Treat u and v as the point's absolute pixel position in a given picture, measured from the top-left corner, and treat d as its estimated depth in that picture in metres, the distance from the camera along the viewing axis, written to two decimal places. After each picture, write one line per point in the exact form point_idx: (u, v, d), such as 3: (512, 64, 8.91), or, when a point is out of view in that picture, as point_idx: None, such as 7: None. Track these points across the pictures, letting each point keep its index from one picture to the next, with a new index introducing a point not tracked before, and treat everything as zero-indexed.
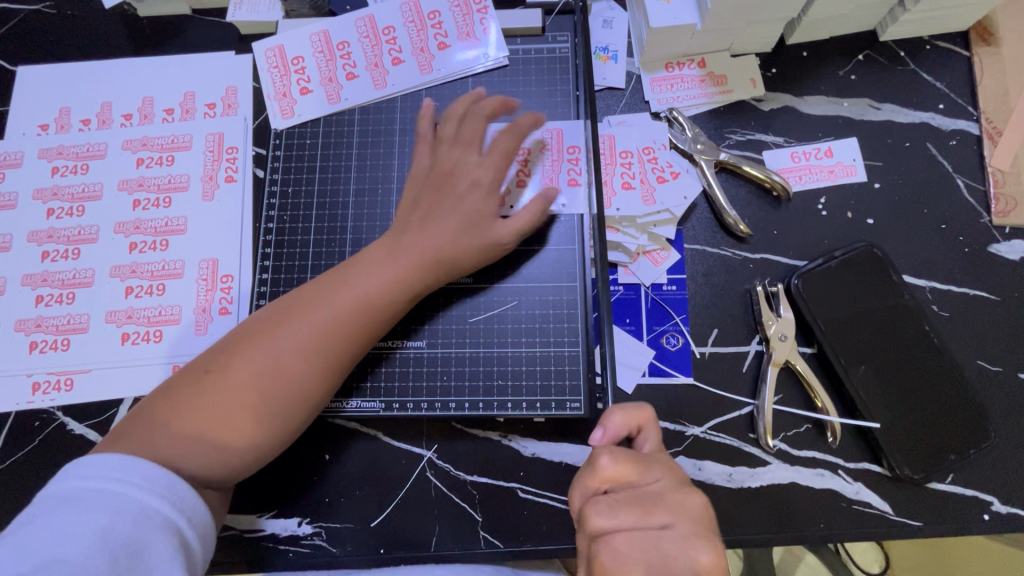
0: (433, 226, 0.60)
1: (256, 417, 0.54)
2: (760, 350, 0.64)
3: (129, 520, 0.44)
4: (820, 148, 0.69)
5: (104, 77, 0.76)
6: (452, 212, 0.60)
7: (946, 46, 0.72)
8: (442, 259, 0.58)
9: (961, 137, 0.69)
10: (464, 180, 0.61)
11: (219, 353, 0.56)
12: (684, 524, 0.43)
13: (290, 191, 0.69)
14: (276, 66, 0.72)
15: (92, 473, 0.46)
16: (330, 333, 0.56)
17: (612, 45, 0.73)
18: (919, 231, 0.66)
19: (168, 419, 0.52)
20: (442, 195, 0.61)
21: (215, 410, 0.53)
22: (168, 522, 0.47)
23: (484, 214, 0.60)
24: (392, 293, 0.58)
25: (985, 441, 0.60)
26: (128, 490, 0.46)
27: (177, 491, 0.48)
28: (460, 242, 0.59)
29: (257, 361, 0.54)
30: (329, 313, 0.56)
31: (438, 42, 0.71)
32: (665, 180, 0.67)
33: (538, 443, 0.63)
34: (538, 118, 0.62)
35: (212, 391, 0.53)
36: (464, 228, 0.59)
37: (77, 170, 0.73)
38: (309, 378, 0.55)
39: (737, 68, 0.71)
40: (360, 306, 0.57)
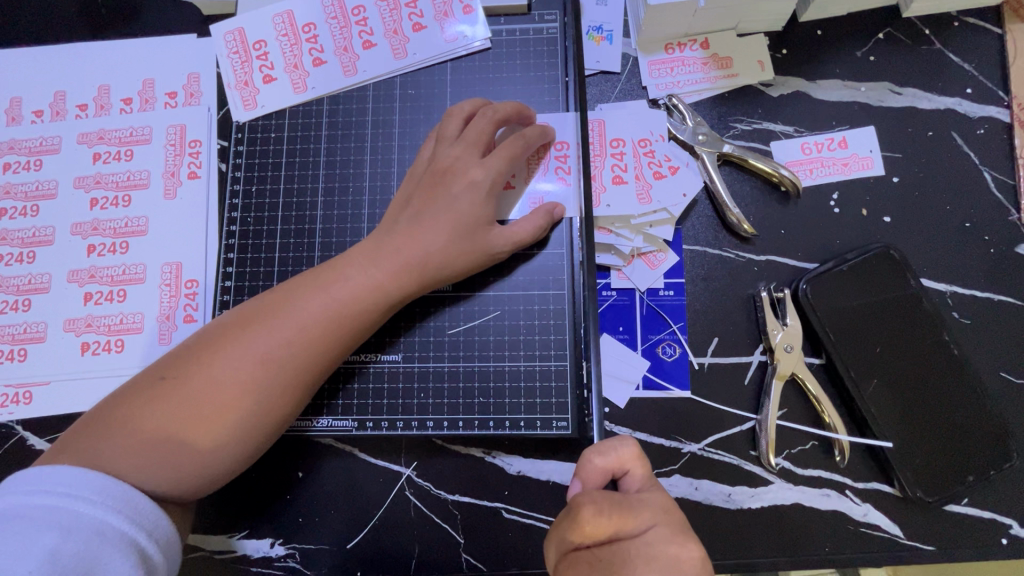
0: (406, 229, 0.55)
1: (214, 432, 0.48)
2: (763, 361, 0.59)
3: (82, 539, 0.40)
4: (834, 138, 0.63)
5: (57, 63, 0.70)
6: (428, 213, 0.55)
7: (976, 22, 0.65)
8: (417, 266, 0.54)
9: (989, 125, 0.63)
10: (441, 177, 0.56)
11: (180, 358, 0.50)
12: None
13: (256, 189, 0.64)
14: (237, 52, 0.66)
15: (36, 488, 0.42)
16: (302, 341, 0.51)
17: (606, 24, 0.66)
18: (940, 230, 0.61)
19: (119, 428, 0.47)
20: (438, 194, 0.55)
21: (169, 421, 0.48)
22: (126, 538, 0.42)
23: (463, 215, 0.54)
24: (369, 299, 0.53)
25: (1005, 461, 0.55)
26: (80, 506, 0.42)
27: (136, 505, 0.44)
28: (436, 247, 0.54)
29: (215, 370, 0.49)
30: (303, 319, 0.51)
31: (414, 22, 0.64)
32: (663, 176, 0.61)
33: (524, 461, 0.59)
34: (546, 131, 0.58)
35: (167, 401, 0.48)
36: (440, 230, 0.54)
37: (30, 166, 0.68)
38: (276, 390, 0.50)
39: (744, 49, 0.65)
40: (336, 312, 0.52)
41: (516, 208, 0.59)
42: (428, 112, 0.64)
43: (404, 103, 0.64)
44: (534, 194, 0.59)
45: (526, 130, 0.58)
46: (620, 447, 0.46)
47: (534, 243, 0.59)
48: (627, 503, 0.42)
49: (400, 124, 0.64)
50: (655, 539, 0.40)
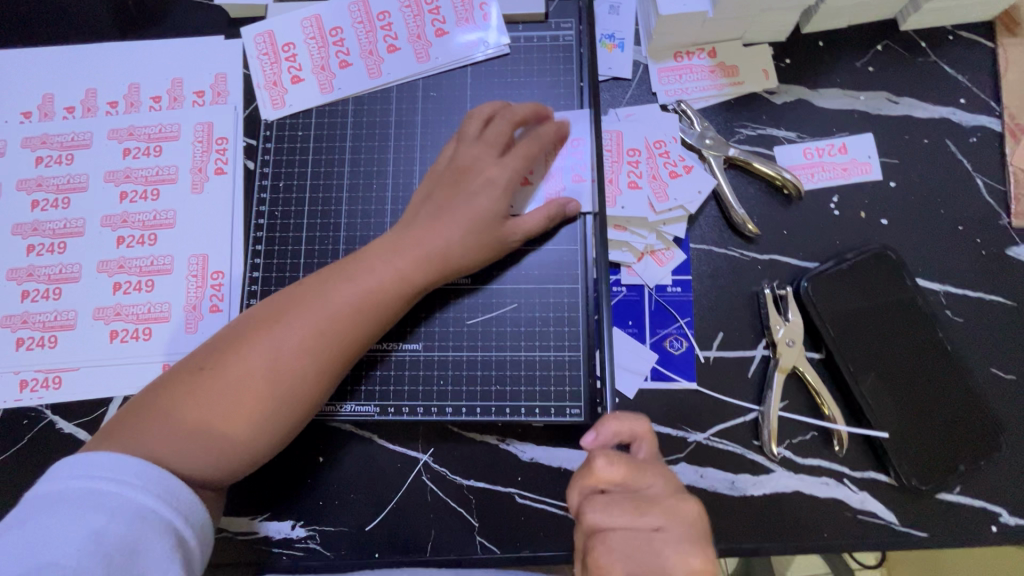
0: (426, 220, 0.57)
1: (249, 418, 0.51)
2: (766, 355, 0.62)
3: (123, 521, 0.42)
4: (834, 144, 0.66)
5: (89, 62, 0.73)
6: (447, 207, 0.58)
7: (969, 36, 0.69)
8: (435, 256, 0.56)
9: (981, 133, 0.66)
10: (461, 174, 0.59)
11: (214, 350, 0.53)
12: (676, 527, 0.41)
13: (282, 184, 0.67)
14: (265, 53, 0.69)
15: (81, 473, 0.44)
16: (333, 329, 0.53)
17: (619, 33, 0.70)
18: (934, 233, 0.64)
19: (161, 417, 0.50)
20: (457, 192, 0.58)
21: (207, 409, 0.50)
22: (164, 522, 0.44)
23: (483, 212, 0.57)
24: (394, 290, 0.55)
25: (995, 452, 0.58)
26: (122, 490, 0.44)
27: (173, 491, 0.46)
28: (456, 240, 0.57)
29: (248, 360, 0.51)
30: (332, 308, 0.54)
31: (435, 28, 0.67)
32: (678, 175, 0.64)
33: (537, 448, 0.62)
34: (562, 127, 0.62)
35: (204, 390, 0.51)
36: (460, 225, 0.57)
37: (62, 160, 0.71)
38: (309, 377, 0.53)
39: (749, 58, 0.68)
40: (364, 300, 0.54)
41: (531, 202, 0.62)
42: (446, 113, 0.67)
43: (425, 104, 0.67)
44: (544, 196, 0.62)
45: (541, 128, 0.61)
46: (635, 420, 0.48)
47: (533, 240, 0.62)
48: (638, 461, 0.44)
49: (420, 125, 0.67)
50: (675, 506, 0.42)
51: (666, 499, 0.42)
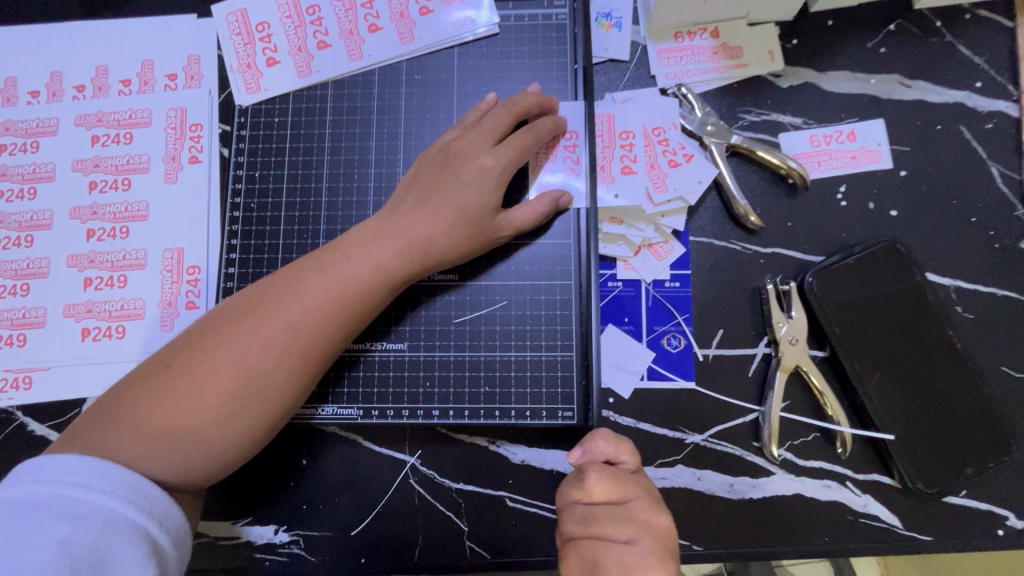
0: (410, 211, 0.54)
1: (219, 421, 0.48)
2: (767, 353, 0.59)
3: (93, 529, 0.40)
4: (843, 131, 0.63)
5: (54, 42, 0.69)
6: (433, 197, 0.54)
7: (987, 15, 0.65)
8: (419, 249, 0.53)
9: (998, 119, 0.63)
10: (452, 160, 0.55)
11: (182, 346, 0.50)
12: (648, 541, 0.39)
13: (259, 174, 0.63)
14: (239, 33, 0.65)
15: (47, 477, 0.42)
16: (305, 324, 0.50)
17: (616, 11, 0.65)
18: (945, 225, 0.61)
19: (130, 418, 0.47)
20: (437, 177, 0.55)
21: (174, 413, 0.47)
22: (137, 527, 0.42)
23: (467, 201, 0.54)
24: (374, 284, 0.52)
25: (1004, 454, 0.56)
26: (91, 496, 0.41)
27: (147, 494, 0.44)
28: (438, 231, 0.53)
29: (219, 358, 0.48)
30: (305, 302, 0.51)
31: (420, 6, 0.63)
32: (677, 164, 0.61)
33: (528, 450, 0.59)
34: (560, 123, 0.58)
35: (171, 391, 0.48)
36: (446, 217, 0.54)
37: (27, 148, 0.67)
38: (284, 375, 0.50)
39: (754, 39, 0.64)
40: (340, 291, 0.51)
41: (525, 193, 0.59)
42: (432, 97, 0.63)
43: (410, 88, 0.63)
44: (540, 187, 0.59)
45: (538, 121, 0.57)
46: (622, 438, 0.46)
47: (530, 232, 0.58)
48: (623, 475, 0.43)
49: (405, 110, 0.63)
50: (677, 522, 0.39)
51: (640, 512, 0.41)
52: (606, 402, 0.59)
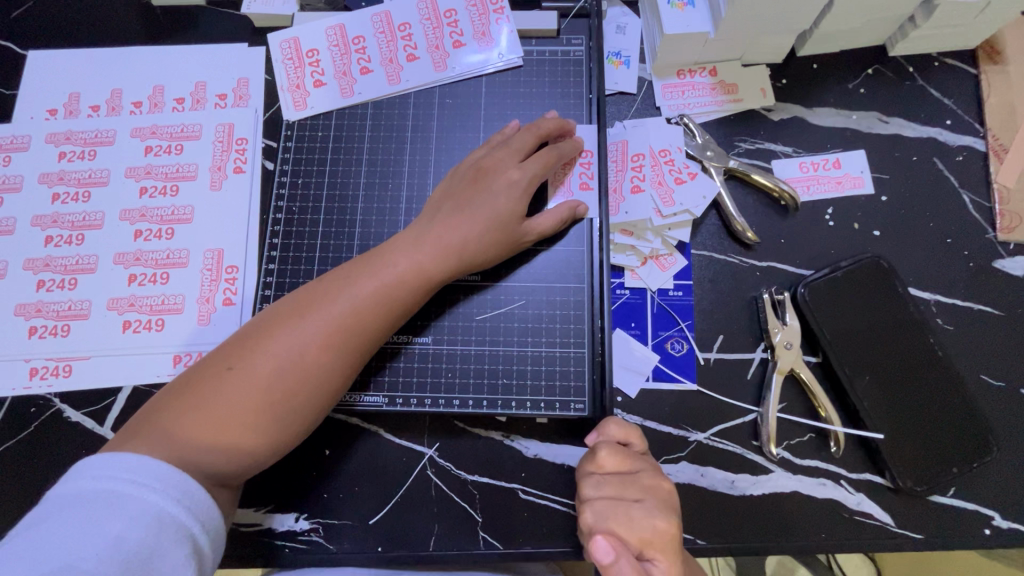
0: (447, 219, 0.60)
1: (280, 413, 0.52)
2: (764, 357, 0.64)
3: (141, 526, 0.41)
4: (829, 159, 0.70)
5: (117, 64, 0.76)
6: (467, 206, 0.60)
7: (954, 63, 0.73)
8: (456, 252, 0.58)
9: (967, 152, 0.70)
10: (483, 174, 0.62)
11: (239, 348, 0.53)
12: (653, 500, 0.47)
13: (300, 182, 0.69)
14: (290, 58, 0.72)
15: (104, 473, 0.44)
16: (356, 322, 0.55)
17: (625, 51, 0.73)
18: (923, 245, 0.67)
19: (186, 412, 0.50)
20: (475, 190, 0.61)
21: (235, 407, 0.50)
22: (182, 528, 0.43)
23: (498, 209, 0.60)
24: (415, 284, 0.57)
25: (987, 455, 0.59)
26: (143, 493, 0.43)
27: (192, 496, 0.45)
28: (473, 237, 0.59)
29: (278, 357, 0.52)
30: (350, 304, 0.55)
31: (453, 40, 0.71)
32: (683, 181, 0.67)
33: (541, 444, 0.63)
34: (578, 146, 0.65)
35: (232, 388, 0.51)
36: (480, 225, 0.59)
37: (84, 156, 0.73)
38: (331, 370, 0.54)
39: (748, 78, 0.72)
40: (387, 292, 0.56)
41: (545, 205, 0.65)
42: (460, 120, 0.70)
43: (441, 111, 0.70)
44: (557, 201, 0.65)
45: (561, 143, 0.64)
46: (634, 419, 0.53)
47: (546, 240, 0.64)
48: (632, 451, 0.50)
49: (436, 131, 0.70)
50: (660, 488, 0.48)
51: (649, 478, 0.49)
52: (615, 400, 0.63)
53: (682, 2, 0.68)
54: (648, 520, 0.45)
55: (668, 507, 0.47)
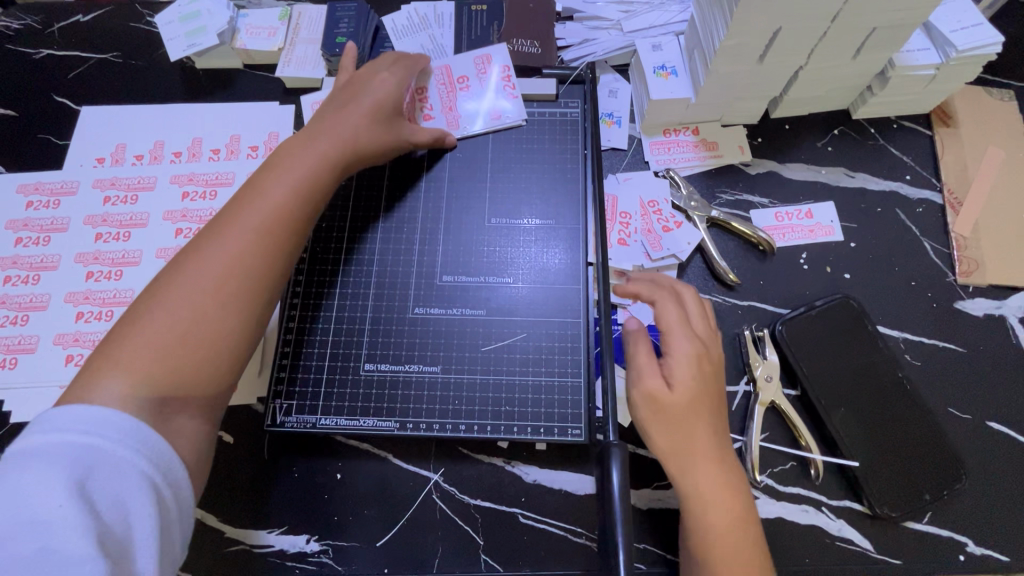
0: (328, 119, 0.66)
1: (211, 322, 0.53)
2: (747, 390, 0.69)
3: (105, 477, 0.43)
4: (801, 209, 0.77)
5: (162, 119, 0.85)
6: (347, 105, 0.67)
7: (911, 126, 0.82)
8: (347, 144, 0.65)
9: (926, 205, 0.77)
10: (361, 96, 0.68)
11: (167, 271, 0.55)
12: (679, 361, 0.60)
13: (323, 223, 0.73)
14: None
15: (55, 427, 0.45)
16: (269, 231, 0.57)
17: (616, 112, 0.82)
18: (890, 287, 0.73)
19: (124, 341, 0.51)
20: (342, 113, 0.66)
21: (169, 322, 0.52)
22: (144, 476, 0.45)
23: (381, 101, 0.68)
24: (321, 165, 0.62)
25: (957, 483, 0.63)
26: (102, 443, 0.45)
27: (151, 445, 0.47)
28: (360, 128, 0.66)
29: (205, 272, 0.54)
30: (274, 196, 0.59)
31: (465, 102, 0.78)
32: (670, 229, 0.74)
33: (540, 471, 0.67)
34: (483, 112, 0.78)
35: (164, 304, 0.52)
36: (363, 115, 0.66)
37: (127, 200, 0.80)
38: (268, 235, 0.57)
39: (727, 137, 0.80)
40: (298, 185, 0.60)
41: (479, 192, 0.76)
42: (468, 169, 0.77)
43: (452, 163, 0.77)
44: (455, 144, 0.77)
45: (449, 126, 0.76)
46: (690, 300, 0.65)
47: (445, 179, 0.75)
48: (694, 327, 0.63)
49: (448, 181, 0.76)
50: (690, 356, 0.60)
51: (680, 355, 0.60)
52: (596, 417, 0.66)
53: (666, 72, 0.77)
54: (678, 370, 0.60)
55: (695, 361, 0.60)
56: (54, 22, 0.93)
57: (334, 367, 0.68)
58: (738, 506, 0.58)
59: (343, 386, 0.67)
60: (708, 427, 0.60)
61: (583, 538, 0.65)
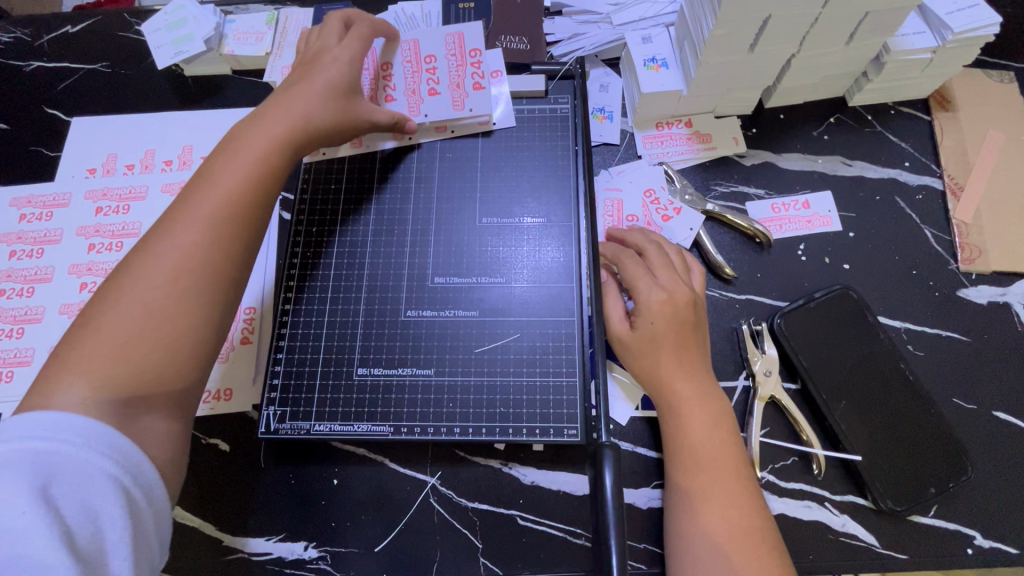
0: (283, 101, 0.64)
1: (159, 330, 0.51)
2: (747, 385, 0.68)
3: (71, 482, 0.43)
4: (798, 200, 0.76)
5: (152, 127, 0.85)
6: (297, 91, 0.65)
7: (910, 111, 0.80)
8: (300, 122, 0.63)
9: (926, 191, 0.76)
10: (310, 63, 0.68)
11: (114, 279, 0.53)
12: (642, 284, 0.66)
13: (312, 227, 0.73)
14: None
15: (16, 436, 0.43)
16: (217, 230, 0.55)
17: (608, 106, 0.81)
18: (891, 276, 0.72)
19: (82, 337, 0.50)
20: (292, 95, 0.64)
21: (113, 335, 0.50)
22: (113, 479, 0.45)
23: (332, 80, 0.66)
24: (278, 159, 0.61)
25: (963, 475, 0.62)
26: (66, 451, 0.43)
27: (121, 449, 0.46)
28: (315, 109, 0.64)
29: (152, 274, 0.53)
30: (221, 186, 0.57)
31: (429, 87, 0.74)
32: (669, 217, 0.74)
33: (537, 471, 0.66)
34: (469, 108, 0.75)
35: (110, 318, 0.51)
36: (319, 93, 0.65)
37: (118, 210, 0.80)
38: (213, 236, 0.55)
39: (720, 128, 0.79)
40: (254, 180, 0.59)
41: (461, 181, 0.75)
42: (460, 170, 0.76)
43: (442, 162, 0.76)
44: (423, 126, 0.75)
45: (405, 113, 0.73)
46: (669, 247, 0.70)
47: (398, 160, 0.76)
48: (664, 262, 0.68)
49: (437, 181, 0.75)
50: (654, 282, 0.66)
51: (646, 282, 0.66)
52: (591, 416, 0.65)
53: (656, 65, 0.76)
54: (646, 292, 0.65)
55: (667, 293, 0.65)
56: (44, 34, 0.93)
57: (327, 373, 0.67)
58: (731, 434, 0.62)
59: (337, 392, 0.67)
60: (674, 357, 0.64)
61: (582, 538, 0.64)
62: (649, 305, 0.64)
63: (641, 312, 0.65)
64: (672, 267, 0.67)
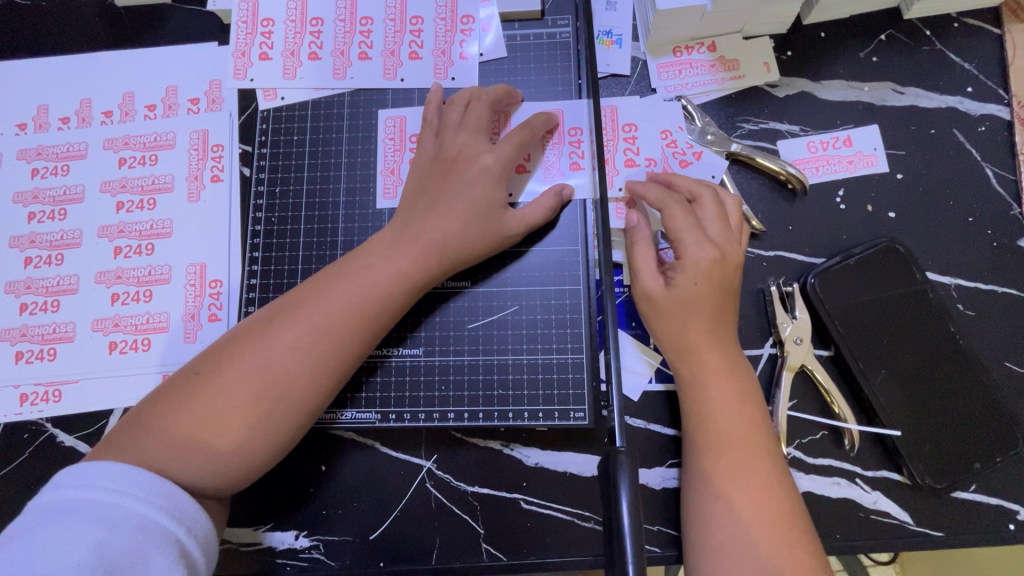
0: (423, 218, 0.56)
1: (250, 416, 0.49)
2: (774, 353, 0.61)
3: (125, 533, 0.40)
4: (839, 137, 0.65)
5: (85, 71, 0.73)
6: (441, 202, 0.57)
7: (976, 24, 0.67)
8: (436, 254, 0.56)
9: (990, 122, 0.65)
10: (450, 163, 0.58)
11: (212, 354, 0.51)
12: (687, 239, 0.56)
13: (278, 190, 0.67)
14: (245, 21, 0.70)
15: (81, 483, 0.42)
16: (314, 362, 0.51)
17: (616, 29, 0.69)
18: (943, 226, 0.62)
19: (175, 413, 0.48)
20: (450, 181, 0.58)
21: (203, 419, 0.48)
22: (166, 534, 0.42)
23: (475, 200, 0.57)
24: (379, 302, 0.54)
25: (1011, 449, 0.56)
26: (124, 501, 0.42)
27: (174, 501, 0.43)
28: (452, 232, 0.56)
29: (251, 363, 0.50)
30: (309, 323, 0.52)
31: (411, 50, 0.68)
32: (688, 163, 0.64)
33: (542, 453, 0.61)
34: (550, 118, 0.62)
35: (201, 398, 0.48)
36: (460, 217, 0.56)
37: (58, 171, 0.70)
38: (303, 377, 0.51)
39: (749, 52, 0.67)
40: (348, 310, 0.53)
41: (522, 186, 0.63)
42: None
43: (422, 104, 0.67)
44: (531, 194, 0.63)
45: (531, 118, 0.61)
46: (726, 199, 0.60)
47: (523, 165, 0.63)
48: (718, 217, 0.58)
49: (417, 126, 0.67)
50: (701, 238, 0.56)
51: (693, 236, 0.56)
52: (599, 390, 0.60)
53: None
54: (692, 250, 0.56)
55: (715, 251, 0.56)
56: None
57: None
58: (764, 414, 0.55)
59: None
60: (718, 328, 0.56)
61: (592, 521, 0.59)
62: (695, 266, 0.55)
63: (681, 267, 0.56)
64: (725, 225, 0.57)
